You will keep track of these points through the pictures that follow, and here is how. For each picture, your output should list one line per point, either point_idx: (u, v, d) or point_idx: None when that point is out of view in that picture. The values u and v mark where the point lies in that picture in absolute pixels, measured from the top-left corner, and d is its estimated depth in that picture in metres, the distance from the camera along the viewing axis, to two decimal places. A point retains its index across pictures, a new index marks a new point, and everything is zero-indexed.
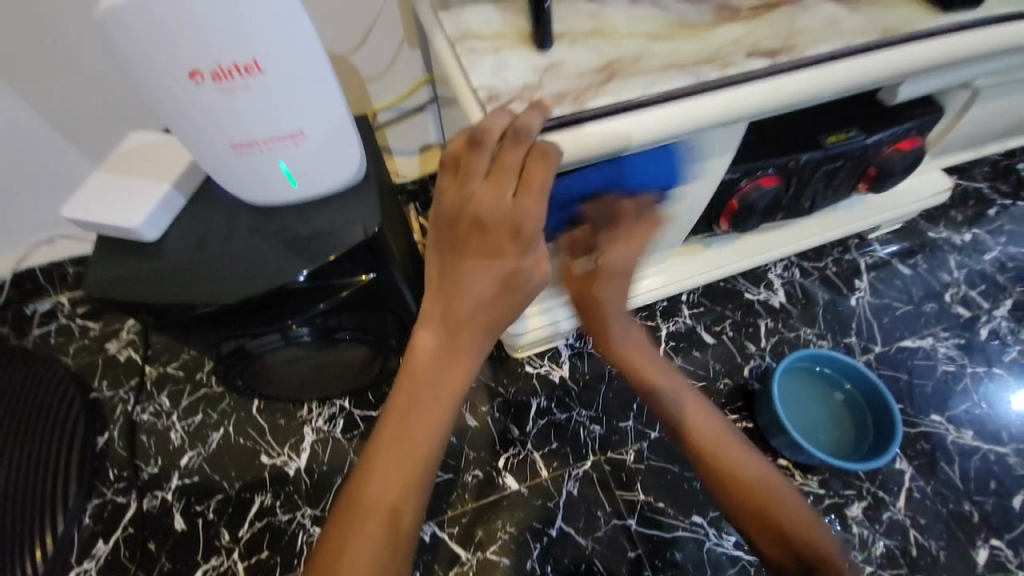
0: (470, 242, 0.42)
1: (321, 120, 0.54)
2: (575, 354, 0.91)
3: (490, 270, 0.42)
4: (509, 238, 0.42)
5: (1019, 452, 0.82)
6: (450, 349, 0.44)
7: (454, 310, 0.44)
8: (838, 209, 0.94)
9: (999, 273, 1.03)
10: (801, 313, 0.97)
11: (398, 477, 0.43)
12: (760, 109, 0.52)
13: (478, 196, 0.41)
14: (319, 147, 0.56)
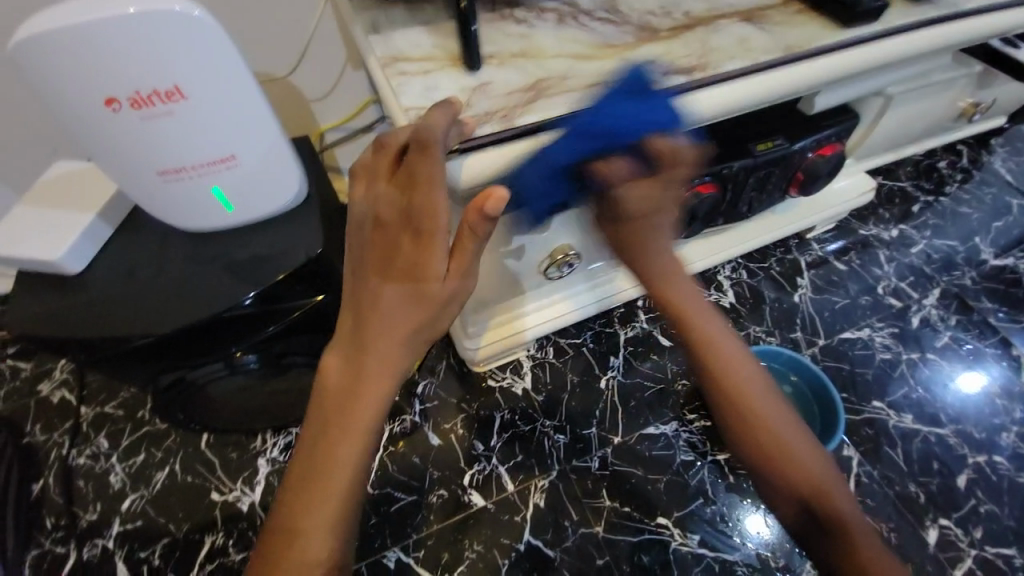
0: (374, 247, 0.44)
1: (254, 145, 0.53)
2: (536, 365, 0.92)
3: (391, 267, 0.43)
4: (406, 238, 0.43)
5: (956, 431, 0.87)
6: (357, 362, 0.44)
7: (364, 320, 0.44)
8: (776, 212, 0.99)
9: (926, 265, 1.11)
10: (749, 312, 1.02)
11: (321, 495, 0.43)
12: (684, 120, 0.55)
13: (377, 197, 0.44)
14: (253, 172, 0.55)
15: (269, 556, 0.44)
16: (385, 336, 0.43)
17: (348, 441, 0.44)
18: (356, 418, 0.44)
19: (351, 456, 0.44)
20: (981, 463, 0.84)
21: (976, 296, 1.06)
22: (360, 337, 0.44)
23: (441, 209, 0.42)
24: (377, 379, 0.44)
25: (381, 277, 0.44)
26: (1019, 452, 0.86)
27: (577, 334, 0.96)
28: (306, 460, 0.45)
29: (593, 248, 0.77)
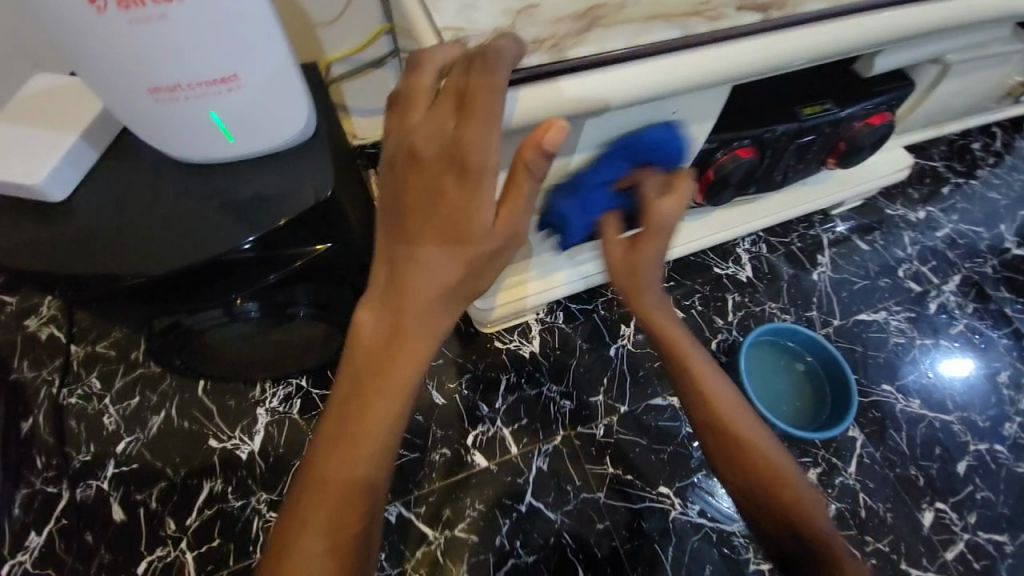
0: (412, 188, 0.40)
1: (260, 64, 0.47)
2: (545, 329, 0.90)
3: (433, 213, 0.40)
4: (451, 179, 0.39)
5: (962, 419, 0.87)
6: (392, 315, 0.42)
7: (400, 268, 0.42)
8: (806, 184, 0.94)
9: (949, 250, 1.08)
10: (766, 287, 0.99)
11: (351, 449, 0.43)
12: (740, 71, 0.50)
13: (418, 130, 0.39)
14: (258, 96, 0.49)
15: (292, 505, 0.44)
16: (423, 288, 0.41)
17: (383, 395, 0.43)
18: (390, 373, 0.43)
19: (388, 411, 0.43)
20: (983, 451, 0.85)
21: (996, 285, 1.04)
22: (397, 290, 0.42)
23: (492, 146, 0.38)
24: (414, 333, 0.43)
25: (421, 224, 0.41)
26: (1019, 442, 0.87)
27: (589, 300, 0.93)
28: (335, 412, 0.44)
29: None
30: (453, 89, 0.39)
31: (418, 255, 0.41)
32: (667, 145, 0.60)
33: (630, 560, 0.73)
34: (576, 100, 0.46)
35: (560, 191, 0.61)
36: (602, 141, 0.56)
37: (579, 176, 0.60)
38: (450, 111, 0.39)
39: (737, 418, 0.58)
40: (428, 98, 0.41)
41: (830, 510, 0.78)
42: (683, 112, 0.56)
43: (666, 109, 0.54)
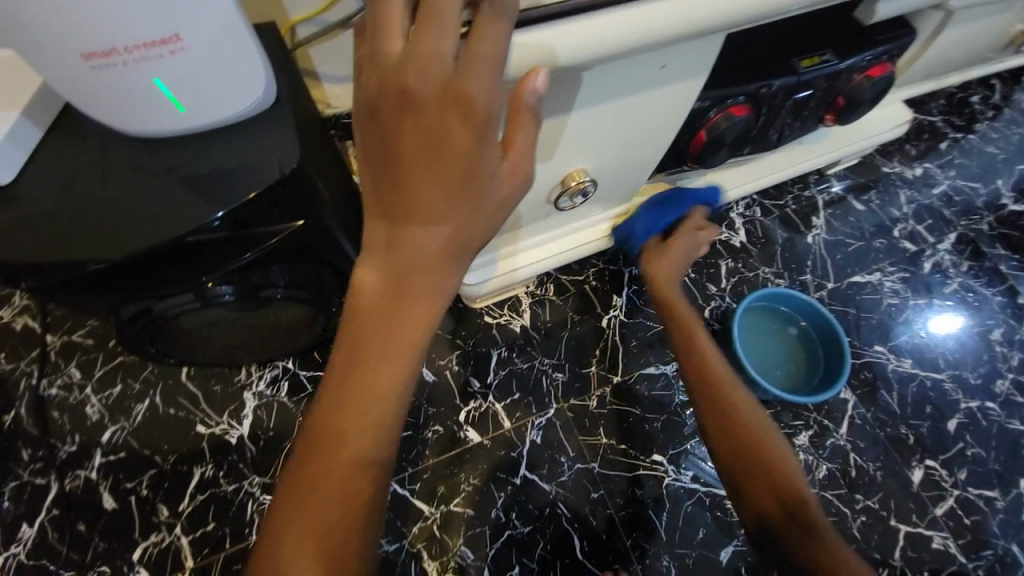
0: (409, 133, 0.37)
1: (204, 24, 0.42)
2: (536, 302, 0.88)
3: (434, 157, 0.37)
4: (455, 122, 0.36)
5: (953, 377, 0.88)
6: (398, 274, 0.40)
7: (402, 224, 0.39)
8: (803, 142, 0.91)
9: (945, 207, 1.06)
10: (760, 252, 0.97)
11: (359, 426, 0.41)
12: (731, 17, 0.46)
13: (410, 64, 0.36)
14: (206, 59, 0.44)
15: (295, 491, 0.42)
16: (426, 245, 0.40)
17: (392, 361, 0.41)
18: (401, 337, 0.41)
19: (393, 379, 0.41)
20: (973, 408, 0.86)
21: (992, 242, 1.03)
22: (399, 249, 0.40)
23: (496, 85, 0.37)
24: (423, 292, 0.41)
25: (423, 173, 0.38)
26: (1009, 398, 0.87)
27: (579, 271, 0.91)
28: (338, 384, 0.42)
29: (610, 177, 0.69)
30: (437, 18, 0.36)
31: (421, 207, 0.38)
32: (657, 102, 0.56)
33: (625, 527, 0.74)
34: (558, 52, 0.43)
35: (545, 157, 0.58)
36: (587, 100, 0.52)
37: (566, 139, 0.56)
38: (441, 43, 0.36)
39: (743, 405, 0.63)
40: (404, 29, 0.37)
41: (821, 471, 0.78)
42: (674, 65, 0.52)
43: (655, 61, 0.51)
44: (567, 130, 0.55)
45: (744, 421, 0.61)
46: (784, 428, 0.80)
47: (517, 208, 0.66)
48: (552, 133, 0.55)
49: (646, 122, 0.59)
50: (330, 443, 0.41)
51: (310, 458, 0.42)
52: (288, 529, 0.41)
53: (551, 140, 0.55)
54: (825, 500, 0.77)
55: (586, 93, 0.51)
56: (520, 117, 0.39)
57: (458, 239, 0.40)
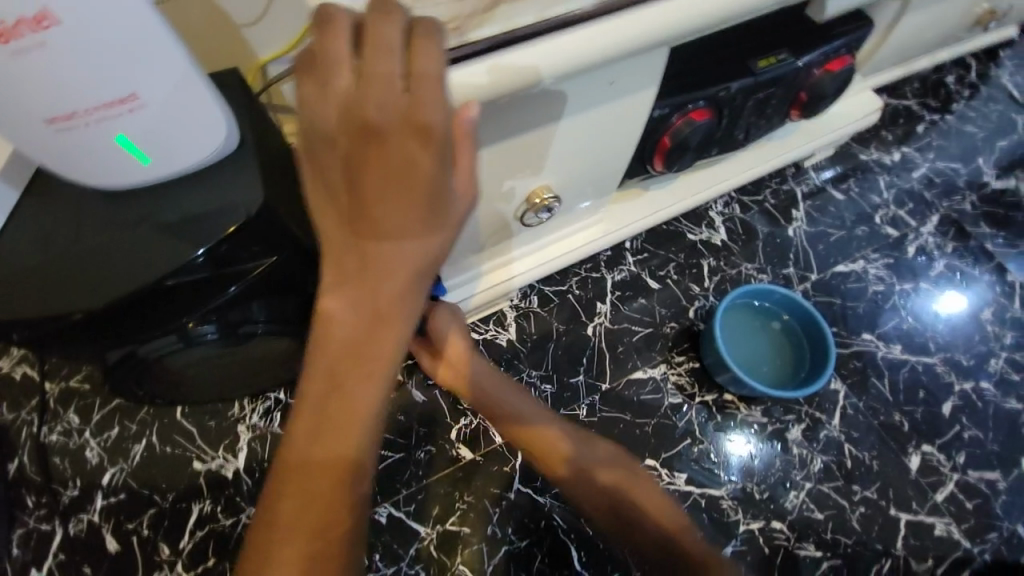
0: (365, 158, 0.38)
1: (159, 81, 0.45)
2: (521, 315, 0.89)
3: (392, 180, 0.38)
4: (410, 144, 0.37)
5: (945, 360, 0.87)
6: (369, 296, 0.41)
7: (369, 249, 0.40)
8: (774, 138, 0.92)
9: (926, 189, 1.06)
10: (741, 249, 0.97)
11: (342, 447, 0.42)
12: (672, 31, 0.47)
13: (358, 93, 0.36)
14: (165, 113, 0.46)
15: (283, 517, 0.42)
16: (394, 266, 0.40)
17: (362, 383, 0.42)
18: (369, 358, 0.42)
19: (373, 398, 0.42)
20: (967, 390, 0.85)
21: (975, 222, 1.03)
22: (368, 273, 0.40)
23: (446, 106, 0.37)
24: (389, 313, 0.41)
25: (385, 196, 0.38)
26: (1003, 377, 0.87)
27: (562, 281, 0.92)
28: (312, 409, 0.42)
29: (577, 189, 0.70)
30: (383, 47, 0.37)
31: (385, 230, 0.39)
32: (612, 115, 0.58)
33: None
34: (508, 79, 0.44)
35: (508, 175, 0.59)
36: (540, 119, 0.54)
37: (527, 155, 0.58)
38: (385, 69, 0.37)
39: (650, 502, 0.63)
40: (350, 60, 0.37)
41: (816, 464, 0.78)
42: (623, 79, 0.53)
43: (603, 77, 0.52)
44: (525, 148, 0.56)
45: (647, 502, 0.63)
46: (776, 424, 0.80)
47: (487, 227, 0.67)
48: (511, 153, 0.56)
49: (604, 135, 0.61)
50: (305, 469, 0.42)
51: (285, 485, 0.42)
52: (269, 556, 0.41)
53: (511, 159, 0.57)
54: (822, 494, 0.76)
55: (539, 113, 0.52)
56: (470, 138, 0.39)
57: (420, 259, 0.41)
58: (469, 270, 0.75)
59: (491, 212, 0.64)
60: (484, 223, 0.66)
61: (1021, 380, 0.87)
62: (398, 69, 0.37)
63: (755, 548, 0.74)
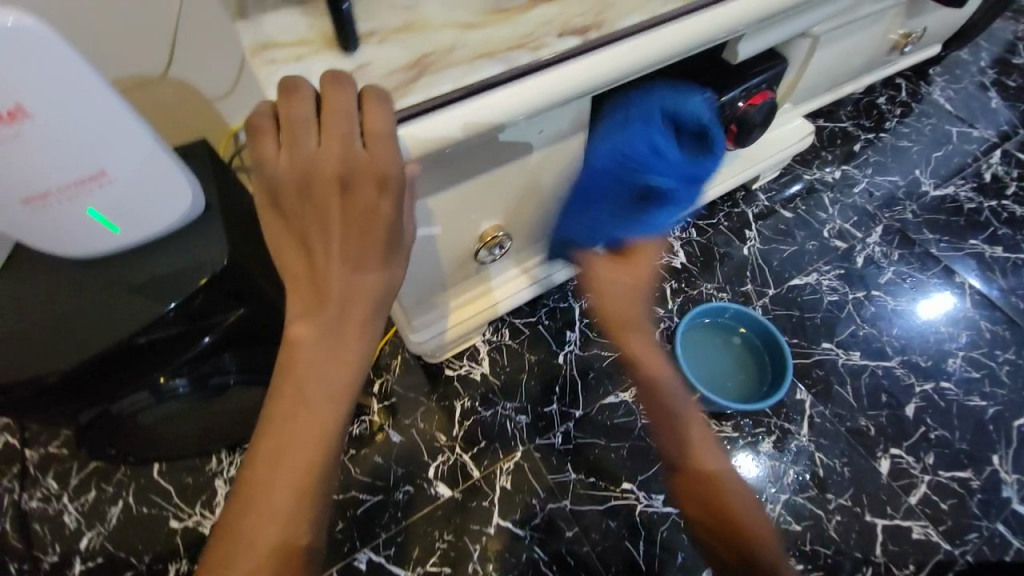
0: (331, 210, 0.40)
1: (127, 159, 0.50)
2: (493, 348, 0.92)
3: (355, 229, 0.40)
4: (372, 196, 0.40)
5: (903, 362, 0.90)
6: (331, 338, 0.42)
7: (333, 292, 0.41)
8: (717, 166, 0.98)
9: (868, 203, 1.12)
10: (701, 270, 1.02)
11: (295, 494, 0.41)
12: None
13: (321, 150, 0.39)
14: (132, 186, 0.51)
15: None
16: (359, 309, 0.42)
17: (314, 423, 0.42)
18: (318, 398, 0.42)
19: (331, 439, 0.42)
20: (929, 390, 0.88)
21: (918, 229, 1.08)
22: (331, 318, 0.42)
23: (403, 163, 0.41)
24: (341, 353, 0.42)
25: (348, 242, 0.41)
26: (963, 375, 0.89)
27: (532, 312, 0.95)
28: (268, 454, 0.42)
29: (530, 224, 0.74)
30: (341, 111, 0.40)
31: (348, 275, 0.41)
32: (549, 156, 0.63)
33: (603, 561, 0.74)
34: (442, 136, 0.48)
35: (459, 219, 0.63)
36: (481, 166, 0.58)
37: (474, 201, 0.62)
38: (345, 130, 0.40)
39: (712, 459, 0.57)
40: (312, 119, 0.40)
41: (789, 475, 0.79)
42: (552, 125, 0.59)
43: (533, 124, 0.57)
44: (471, 193, 0.60)
45: (736, 494, 0.55)
46: (747, 437, 0.82)
47: (447, 267, 0.71)
48: (458, 198, 0.60)
49: (545, 174, 0.65)
50: (248, 516, 0.40)
51: (235, 536, 0.40)
52: None
53: (459, 204, 0.61)
54: (798, 505, 0.77)
55: (477, 160, 0.57)
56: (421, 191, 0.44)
57: (373, 297, 0.42)
58: (436, 309, 0.78)
59: (449, 253, 0.67)
60: (443, 264, 0.69)
61: (981, 377, 0.89)
62: (356, 128, 0.40)
63: None
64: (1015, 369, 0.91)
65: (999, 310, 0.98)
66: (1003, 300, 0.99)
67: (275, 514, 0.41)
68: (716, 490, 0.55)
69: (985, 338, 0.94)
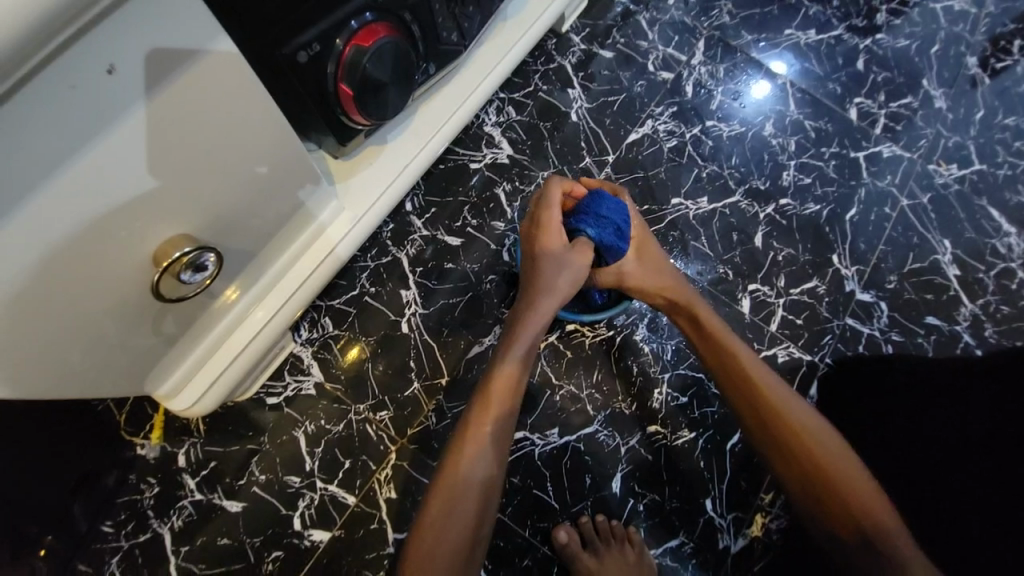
0: (452, 480, 0.56)
1: None
2: (318, 348, 0.73)
3: (466, 508, 0.55)
4: (477, 496, 0.56)
5: (748, 193, 0.87)
6: (448, 517, 0.54)
7: (456, 493, 0.55)
8: (507, 18, 0.75)
9: (686, 14, 0.97)
10: (533, 156, 0.85)
11: (426, 542, 0.54)
12: (107, 39, 0.29)
13: (472, 471, 0.56)
14: None
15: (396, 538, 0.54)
16: (457, 510, 0.55)
17: (437, 545, 0.53)
18: (484, 483, 0.57)
19: (441, 547, 0.53)
20: (771, 213, 0.87)
21: (736, 32, 0.97)
22: (445, 509, 0.55)
23: (486, 463, 0.57)
24: (479, 487, 0.56)
25: (459, 489, 0.55)
26: (797, 185, 0.89)
27: (349, 285, 0.75)
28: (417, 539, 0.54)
29: (250, 208, 0.47)
30: (485, 452, 0.57)
31: (461, 495, 0.55)
32: (183, 104, 0.35)
33: (518, 520, 0.70)
34: None
35: (81, 268, 0.37)
36: (29, 182, 0.30)
37: (89, 270, 0.37)
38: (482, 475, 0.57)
39: (784, 405, 0.61)
40: (491, 452, 0.58)
41: (668, 350, 0.76)
42: (138, 68, 0.31)
43: (70, 71, 0.29)
44: (47, 224, 0.33)
45: (777, 395, 0.62)
46: (623, 330, 0.76)
47: (133, 328, 0.45)
48: (33, 253, 0.33)
49: (204, 134, 0.38)
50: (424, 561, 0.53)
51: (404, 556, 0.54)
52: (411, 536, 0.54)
53: (52, 253, 0.34)
54: (682, 378, 0.75)
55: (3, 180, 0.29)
56: (497, 446, 0.58)
57: (470, 509, 0.55)
58: (177, 367, 0.55)
59: (117, 312, 0.42)
60: (117, 326, 0.43)
61: (812, 181, 0.89)
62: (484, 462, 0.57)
63: (643, 465, 0.72)
64: (840, 162, 0.91)
65: (819, 103, 0.94)
66: (821, 90, 0.95)
67: (427, 544, 0.54)
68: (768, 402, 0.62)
69: (810, 138, 0.92)
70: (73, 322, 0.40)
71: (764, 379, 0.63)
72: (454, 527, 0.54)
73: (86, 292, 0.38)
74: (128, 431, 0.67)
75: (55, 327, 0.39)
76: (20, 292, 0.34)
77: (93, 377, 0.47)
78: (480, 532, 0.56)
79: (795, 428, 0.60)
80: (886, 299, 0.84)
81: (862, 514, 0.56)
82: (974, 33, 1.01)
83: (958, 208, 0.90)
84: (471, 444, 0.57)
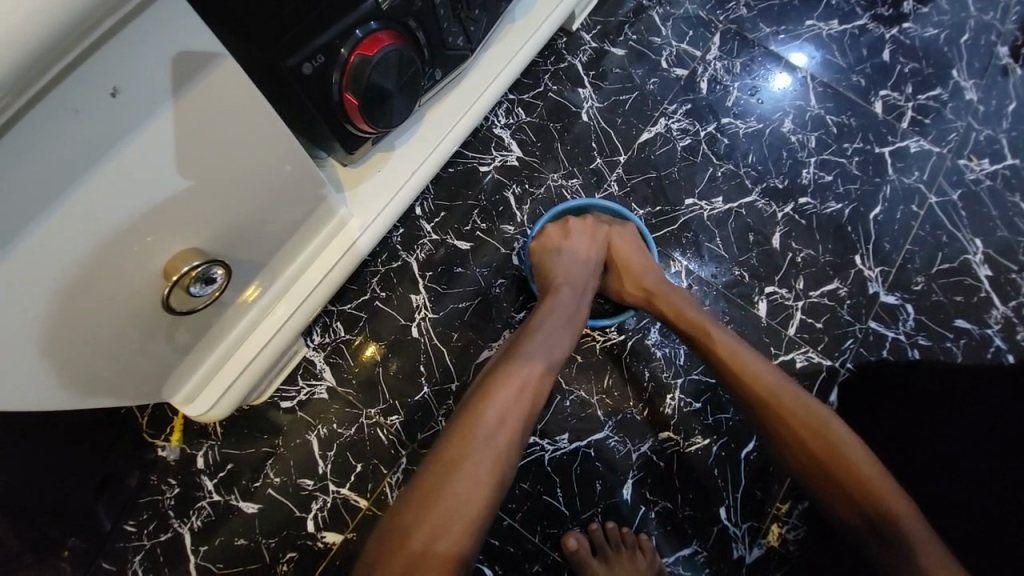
0: (469, 429, 0.53)
1: None
2: (330, 353, 0.73)
3: (487, 450, 0.52)
4: (499, 440, 0.53)
5: (765, 192, 0.85)
6: (469, 462, 0.51)
7: (476, 437, 0.52)
8: (516, 19, 0.74)
9: (701, 8, 0.94)
10: (542, 158, 0.84)
11: (446, 492, 0.49)
12: (108, 62, 0.30)
13: (496, 417, 0.54)
14: None
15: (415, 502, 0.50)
16: (480, 453, 0.51)
17: (457, 490, 0.50)
18: (505, 428, 0.54)
19: (462, 492, 0.50)
20: (790, 213, 0.84)
21: (754, 25, 0.94)
22: (464, 454, 0.51)
23: (507, 405, 0.55)
24: (500, 426, 0.53)
25: (476, 432, 0.52)
26: (818, 183, 0.86)
27: (360, 290, 0.76)
28: (430, 485, 0.50)
29: (258, 220, 0.48)
30: (507, 397, 0.55)
31: (481, 440, 0.52)
32: (189, 121, 0.35)
33: (527, 526, 0.69)
34: None
35: (93, 284, 0.37)
36: (41, 202, 0.31)
37: (102, 284, 0.38)
38: (502, 416, 0.54)
39: (780, 394, 0.59)
40: (513, 395, 0.55)
41: (681, 355, 0.75)
42: (141, 88, 0.32)
43: (74, 94, 0.29)
44: (59, 241, 0.33)
45: (771, 385, 0.60)
46: (634, 335, 0.75)
47: (148, 339, 0.46)
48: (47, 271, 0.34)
49: (212, 146, 0.38)
50: (447, 505, 0.49)
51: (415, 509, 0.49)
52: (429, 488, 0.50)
53: (64, 271, 0.35)
54: (695, 384, 0.74)
55: (14, 200, 0.30)
56: (512, 386, 0.56)
57: (491, 454, 0.52)
58: (192, 375, 0.57)
59: (131, 325, 0.43)
60: (131, 339, 0.44)
61: (833, 179, 0.86)
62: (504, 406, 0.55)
63: (654, 471, 0.71)
64: (864, 158, 0.87)
65: (842, 97, 0.90)
66: (844, 83, 0.91)
67: (450, 495, 0.49)
68: (769, 393, 0.59)
69: (832, 134, 0.88)
70: (88, 335, 0.41)
71: (757, 366, 0.61)
72: (475, 468, 0.51)
73: (100, 307, 0.39)
74: (150, 433, 0.68)
75: (71, 340, 0.40)
76: (36, 308, 0.35)
77: (111, 387, 0.48)
78: (501, 474, 0.52)
79: (794, 419, 0.58)
80: (912, 302, 0.81)
81: (881, 503, 0.53)
82: (1006, 20, 0.95)
83: (989, 206, 0.85)
84: (501, 398, 0.55)
